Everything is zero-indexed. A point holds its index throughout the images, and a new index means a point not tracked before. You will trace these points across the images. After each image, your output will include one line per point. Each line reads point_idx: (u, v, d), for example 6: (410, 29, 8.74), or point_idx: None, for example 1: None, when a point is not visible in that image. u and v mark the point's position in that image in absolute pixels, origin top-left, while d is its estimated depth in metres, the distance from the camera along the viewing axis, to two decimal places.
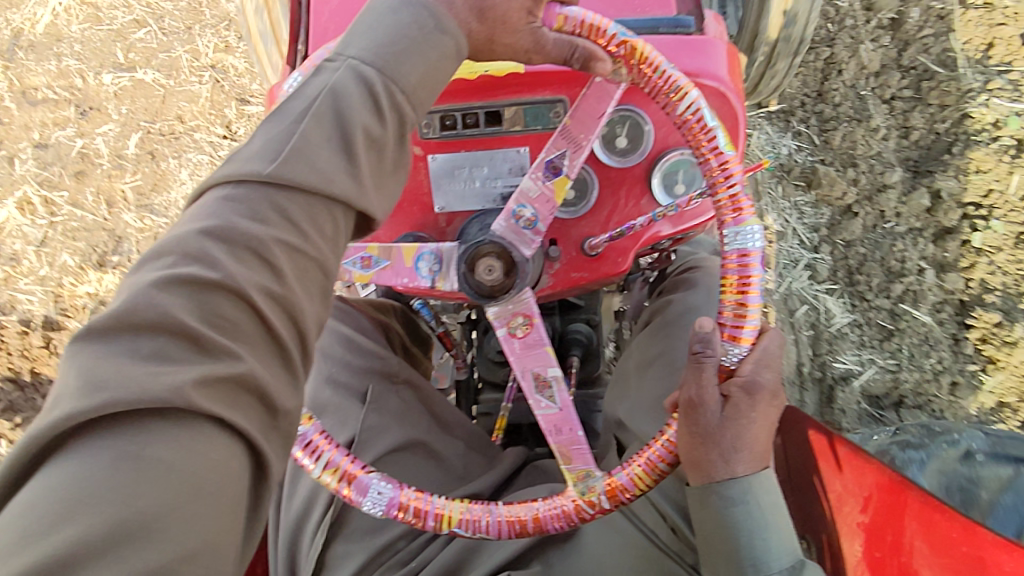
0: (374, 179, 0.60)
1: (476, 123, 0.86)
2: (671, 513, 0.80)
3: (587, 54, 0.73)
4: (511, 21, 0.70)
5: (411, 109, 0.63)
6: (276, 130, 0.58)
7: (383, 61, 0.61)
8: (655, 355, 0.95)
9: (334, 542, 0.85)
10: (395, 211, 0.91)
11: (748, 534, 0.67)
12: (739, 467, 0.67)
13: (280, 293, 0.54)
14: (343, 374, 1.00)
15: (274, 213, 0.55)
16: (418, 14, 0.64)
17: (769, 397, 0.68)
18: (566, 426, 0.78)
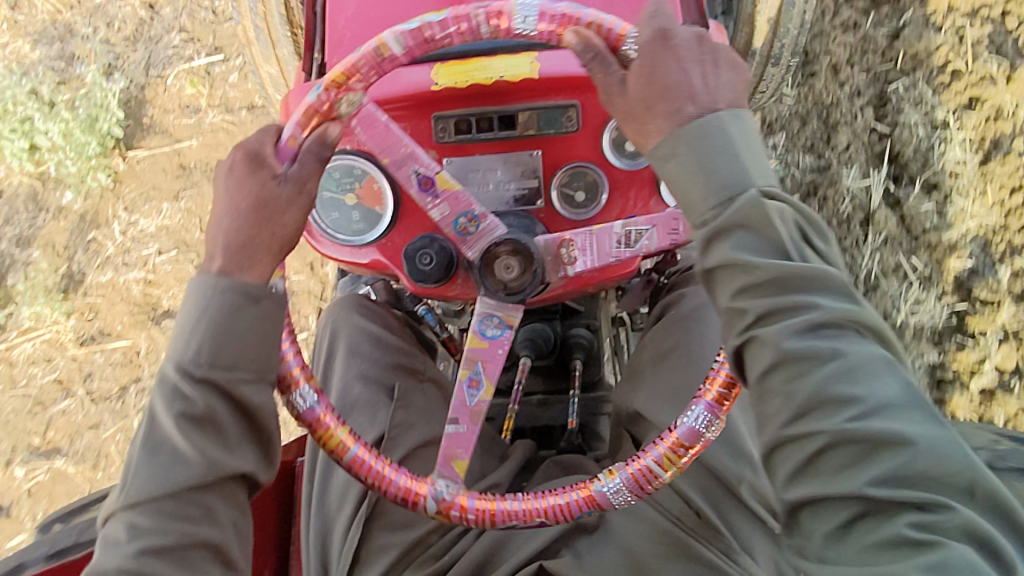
0: (218, 448, 0.71)
1: (490, 127, 0.88)
2: (695, 498, 0.81)
3: (319, 141, 0.76)
4: (270, 205, 0.75)
5: (227, 368, 0.71)
6: (132, 466, 0.72)
7: (191, 348, 0.71)
8: (668, 349, 0.96)
9: (365, 539, 0.86)
10: (406, 213, 0.94)
11: (712, 182, 0.64)
12: (682, 116, 0.66)
13: (162, 558, 0.69)
14: (372, 369, 1.01)
15: (165, 498, 0.70)
16: (192, 315, 0.72)
17: (659, 38, 0.68)
18: (670, 223, 0.83)
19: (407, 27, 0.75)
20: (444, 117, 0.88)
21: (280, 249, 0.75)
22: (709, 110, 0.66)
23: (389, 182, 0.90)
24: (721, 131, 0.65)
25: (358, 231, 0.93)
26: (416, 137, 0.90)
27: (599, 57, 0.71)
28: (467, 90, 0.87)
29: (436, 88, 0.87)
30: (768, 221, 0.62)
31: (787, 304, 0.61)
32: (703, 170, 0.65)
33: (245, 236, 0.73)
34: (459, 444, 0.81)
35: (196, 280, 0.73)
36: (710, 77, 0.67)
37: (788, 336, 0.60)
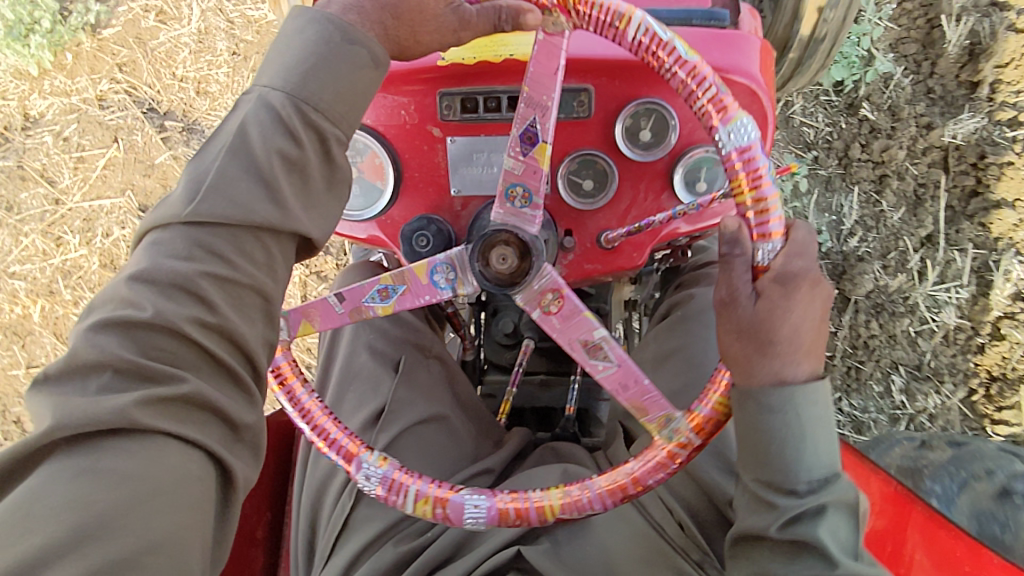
0: (300, 201, 0.61)
1: (498, 108, 0.84)
2: (679, 509, 0.82)
3: (513, 12, 0.69)
4: (428, 6, 0.69)
5: (331, 125, 0.63)
6: (197, 170, 0.60)
7: (298, 81, 0.62)
8: (673, 349, 0.94)
9: (350, 515, 0.87)
10: (410, 190, 0.90)
11: (800, 455, 0.65)
12: (795, 369, 0.64)
13: (215, 323, 0.56)
14: (380, 342, 1.00)
15: (202, 251, 0.57)
16: (323, 30, 0.64)
17: (810, 279, 0.65)
18: (631, 380, 0.75)
19: (658, 34, 0.67)
20: (450, 94, 0.84)
21: (405, 53, 0.70)
22: (812, 376, 0.65)
23: (390, 159, 0.87)
24: (810, 402, 0.64)
25: (356, 207, 0.90)
26: (419, 114, 0.86)
27: (745, 257, 0.64)
28: (473, 67, 0.83)
29: (440, 62, 0.84)
30: (853, 502, 0.66)
31: (829, 531, 0.64)
32: (800, 436, 0.64)
33: (378, 11, 0.67)
34: (321, 312, 0.80)
35: (312, 12, 0.65)
36: (821, 336, 0.66)
37: (826, 552, 0.64)
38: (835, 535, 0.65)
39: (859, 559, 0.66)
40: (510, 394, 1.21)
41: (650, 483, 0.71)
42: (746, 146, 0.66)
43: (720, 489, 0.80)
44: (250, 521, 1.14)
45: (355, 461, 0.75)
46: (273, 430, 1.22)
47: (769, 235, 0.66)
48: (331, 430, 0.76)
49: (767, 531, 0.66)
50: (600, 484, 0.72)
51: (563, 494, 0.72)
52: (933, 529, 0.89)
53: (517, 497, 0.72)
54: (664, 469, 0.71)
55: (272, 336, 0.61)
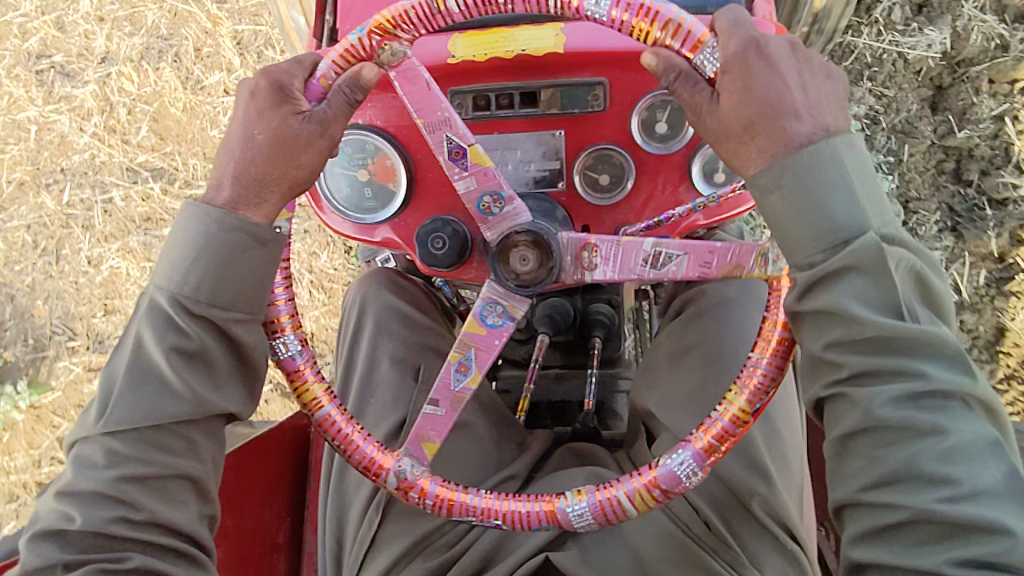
0: (202, 387, 0.70)
1: (511, 105, 0.82)
2: (704, 507, 0.80)
3: (353, 81, 0.72)
4: (285, 136, 0.72)
5: (222, 309, 0.69)
6: (105, 382, 0.70)
7: (181, 278, 0.69)
8: (689, 346, 0.93)
9: (379, 525, 0.86)
10: (421, 194, 0.89)
11: (813, 226, 0.62)
12: (788, 134, 0.64)
13: (143, 517, 0.68)
14: (399, 348, 0.99)
15: (118, 455, 0.68)
16: (195, 227, 0.70)
17: (753, 48, 0.65)
18: (708, 255, 0.74)
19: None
20: (461, 93, 0.82)
21: (293, 187, 0.73)
22: (816, 130, 0.64)
23: (403, 160, 0.86)
24: (833, 160, 0.62)
25: (370, 210, 0.89)
26: None
27: (683, 74, 0.68)
28: (485, 64, 0.80)
29: (451, 60, 0.81)
30: (888, 267, 0.60)
31: (854, 296, 0.60)
32: (808, 207, 0.62)
33: (246, 166, 0.72)
34: (432, 426, 0.77)
35: (194, 205, 0.71)
36: (804, 87, 0.65)
37: (851, 317, 0.60)
38: (866, 297, 0.60)
39: (906, 317, 0.60)
40: (526, 392, 1.20)
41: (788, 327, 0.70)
42: None
43: (746, 485, 0.79)
44: (269, 528, 1.15)
45: (555, 511, 0.72)
46: (287, 434, 1.20)
47: (701, 42, 0.68)
48: (471, 503, 0.74)
49: (793, 306, 0.64)
50: (744, 384, 0.71)
51: (741, 393, 0.71)
52: None
53: (703, 436, 0.71)
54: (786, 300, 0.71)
55: (207, 507, 0.73)
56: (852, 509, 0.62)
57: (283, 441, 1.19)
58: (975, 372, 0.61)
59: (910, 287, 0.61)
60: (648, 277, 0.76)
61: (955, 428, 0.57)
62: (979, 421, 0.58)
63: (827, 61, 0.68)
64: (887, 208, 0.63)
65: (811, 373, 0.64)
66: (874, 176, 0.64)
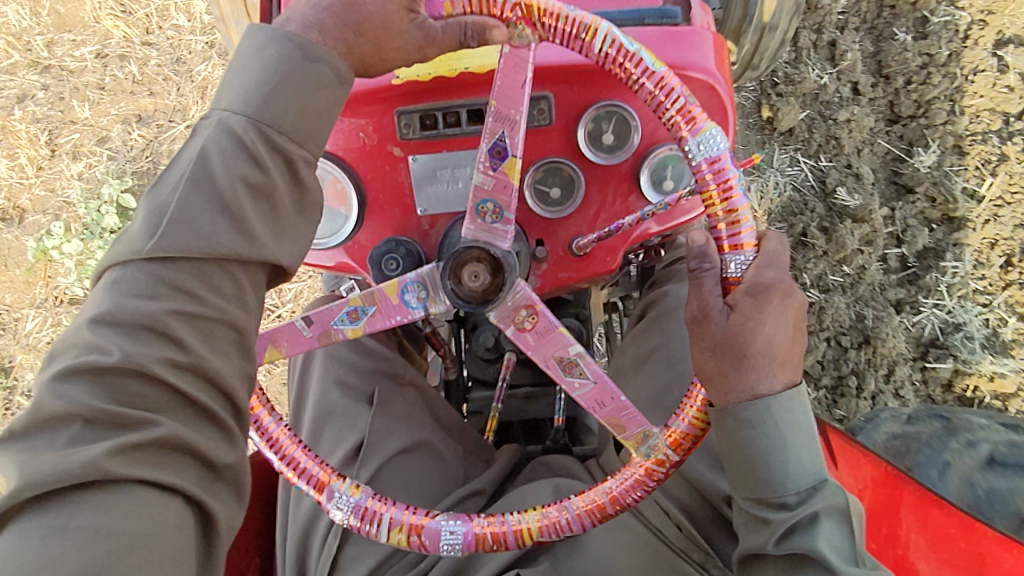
0: (269, 228, 0.58)
1: (457, 122, 0.83)
2: (675, 512, 0.82)
3: (479, 28, 0.68)
4: (392, 23, 0.67)
5: (297, 145, 0.60)
6: (155, 202, 0.56)
7: (260, 103, 0.58)
8: (650, 350, 0.94)
9: (341, 548, 0.85)
10: (373, 214, 0.88)
11: (783, 471, 0.65)
12: (772, 382, 0.65)
13: (190, 363, 0.53)
14: (351, 376, 0.98)
15: (166, 287, 0.54)
16: (284, 48, 0.60)
17: (780, 291, 0.66)
18: (606, 398, 0.75)
19: (625, 46, 0.66)
20: (408, 112, 0.83)
21: (369, 70, 0.68)
22: (790, 386, 0.66)
23: (354, 183, 0.86)
24: (805, 414, 0.66)
25: (323, 233, 0.88)
26: (378, 134, 0.84)
27: (712, 272, 0.66)
28: (430, 82, 0.81)
29: (395, 81, 0.81)
30: (842, 510, 0.66)
31: (826, 542, 0.64)
32: (784, 444, 0.64)
33: (341, 30, 0.64)
34: (288, 336, 0.77)
35: (268, 31, 0.61)
36: (796, 343, 0.67)
37: (824, 565, 0.63)
38: (834, 543, 0.64)
39: (859, 563, 0.65)
40: (494, 410, 1.19)
41: (629, 500, 0.72)
42: (718, 155, 0.66)
43: (714, 487, 0.79)
44: (239, 564, 1.11)
45: (327, 491, 0.74)
46: (255, 470, 1.18)
47: (743, 245, 0.66)
48: (301, 460, 0.74)
49: (766, 547, 0.66)
50: (642, 460, 0.72)
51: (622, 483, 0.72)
52: (925, 509, 0.89)
53: (500, 522, 0.72)
54: (642, 486, 0.71)
55: (250, 367, 0.58)
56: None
57: (249, 476, 1.16)
58: None
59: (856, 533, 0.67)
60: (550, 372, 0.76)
61: None
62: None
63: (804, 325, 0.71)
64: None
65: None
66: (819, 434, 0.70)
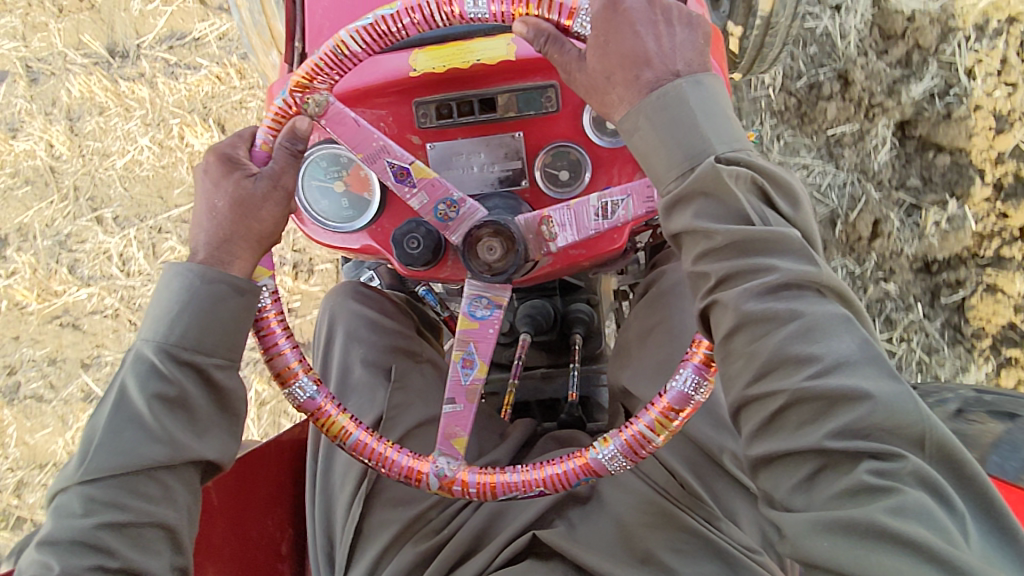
0: (188, 431, 0.75)
1: (471, 111, 0.89)
2: (680, 469, 0.86)
3: (290, 137, 0.80)
4: (240, 195, 0.80)
5: (205, 355, 0.76)
6: (88, 438, 0.75)
7: (167, 329, 0.75)
8: (655, 325, 0.98)
9: (369, 514, 0.91)
10: (396, 198, 0.95)
11: (667, 156, 0.71)
12: (641, 82, 0.73)
13: (117, 565, 0.71)
14: (372, 353, 1.04)
15: (99, 504, 0.72)
16: (179, 283, 0.76)
17: (610, 8, 0.73)
18: (646, 191, 0.84)
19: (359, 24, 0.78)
20: (424, 103, 0.89)
21: (258, 241, 0.80)
22: (662, 84, 0.72)
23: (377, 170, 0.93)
24: (681, 100, 0.70)
25: (347, 219, 0.95)
26: (399, 125, 0.90)
27: (553, 38, 0.77)
28: (447, 74, 0.88)
29: (415, 73, 0.88)
30: (724, 186, 0.67)
31: (702, 216, 0.68)
32: (662, 138, 0.71)
33: (218, 225, 0.79)
34: (455, 423, 0.83)
35: (171, 268, 0.77)
36: (661, 40, 0.73)
37: (704, 233, 0.68)
38: (715, 216, 0.68)
39: (758, 224, 0.67)
40: (511, 388, 1.26)
41: None
42: None
43: (715, 444, 0.84)
44: (273, 539, 1.19)
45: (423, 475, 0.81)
46: (287, 450, 1.25)
47: (575, 9, 0.76)
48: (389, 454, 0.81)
49: (670, 236, 0.72)
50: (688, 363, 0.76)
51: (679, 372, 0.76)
52: None
53: (627, 430, 0.78)
54: (704, 379, 0.75)
55: (179, 558, 0.76)
56: (746, 408, 0.67)
57: (283, 454, 1.23)
58: (822, 263, 0.67)
59: (756, 201, 0.68)
60: (604, 228, 0.84)
61: (877, 392, 0.60)
62: (832, 305, 0.65)
63: (686, 8, 0.74)
64: (733, 138, 0.70)
65: (693, 289, 0.71)
66: (723, 105, 0.71)
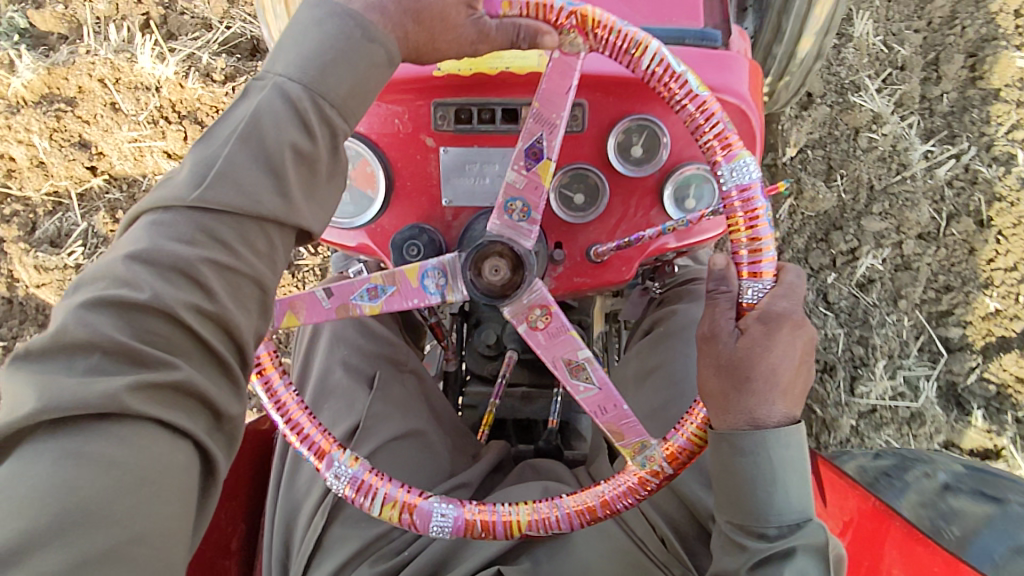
0: (306, 194, 0.60)
1: (492, 120, 0.85)
2: (660, 524, 0.85)
3: (531, 33, 0.70)
4: (451, 16, 0.67)
5: (343, 121, 0.61)
6: (204, 152, 0.57)
7: (315, 74, 0.59)
8: (654, 366, 0.96)
9: (329, 528, 0.87)
10: (400, 200, 0.90)
11: (769, 503, 0.65)
12: (769, 410, 0.66)
13: (213, 310, 0.54)
14: (354, 357, 0.99)
15: (204, 235, 0.55)
16: (345, 24, 0.61)
17: (790, 321, 0.68)
18: (609, 404, 0.77)
19: (672, 66, 0.69)
20: (444, 104, 0.85)
21: (421, 56, 0.68)
22: (787, 418, 0.67)
23: (383, 167, 0.87)
24: (801, 458, 0.66)
25: (347, 214, 0.90)
26: (414, 122, 0.86)
27: (727, 294, 0.70)
28: (470, 78, 0.83)
29: (436, 73, 0.83)
30: (824, 540, 0.65)
31: (797, 575, 0.63)
32: (770, 478, 0.65)
33: (401, 15, 0.64)
34: (307, 305, 0.78)
35: (339, 8, 0.62)
36: (796, 378, 0.68)
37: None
38: (804, 574, 0.63)
39: None
40: (491, 406, 1.20)
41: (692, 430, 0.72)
42: (748, 183, 0.68)
43: (701, 504, 0.81)
44: (224, 532, 1.12)
45: (326, 459, 0.75)
46: (251, 438, 1.18)
47: (761, 273, 0.69)
48: (337, 455, 0.75)
49: (738, 568, 0.66)
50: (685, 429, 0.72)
51: (602, 489, 0.74)
52: (908, 545, 0.89)
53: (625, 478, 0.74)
54: (634, 494, 0.73)
55: (263, 327, 0.60)
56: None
57: (246, 443, 1.17)
58: None
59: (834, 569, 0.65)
60: (558, 374, 0.77)
61: None
62: None
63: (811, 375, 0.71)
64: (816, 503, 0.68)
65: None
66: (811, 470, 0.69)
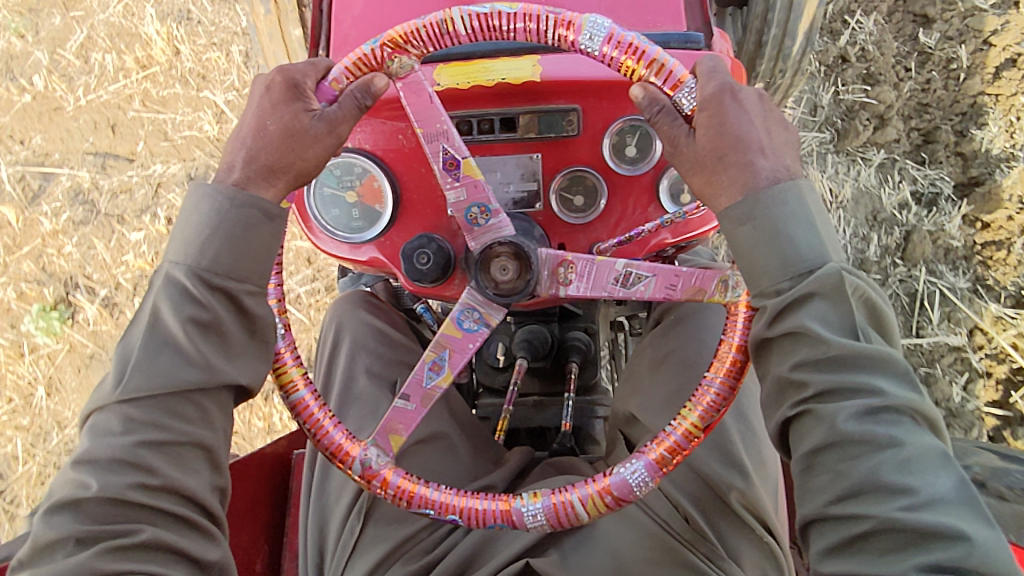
0: (219, 355, 0.72)
1: (491, 129, 0.89)
2: (685, 502, 0.84)
3: (364, 88, 0.77)
4: (297, 131, 0.77)
5: (235, 282, 0.73)
6: (120, 359, 0.71)
7: (199, 252, 0.72)
8: (667, 353, 0.98)
9: (361, 531, 0.88)
10: (408, 214, 0.94)
11: (780, 254, 0.67)
12: (755, 168, 0.70)
13: (159, 483, 0.68)
14: (378, 366, 1.02)
15: (136, 423, 0.69)
16: (213, 203, 0.73)
17: (727, 92, 0.71)
18: (675, 279, 0.80)
19: (479, 11, 0.76)
20: None
21: (298, 177, 0.77)
22: (777, 174, 0.70)
23: (389, 181, 0.91)
24: (800, 199, 0.68)
25: (357, 230, 0.93)
26: (416, 138, 0.90)
27: (666, 110, 0.74)
28: (467, 91, 0.87)
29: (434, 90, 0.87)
30: (845, 292, 0.65)
31: (816, 318, 0.65)
32: (773, 236, 0.68)
33: (256, 156, 0.76)
34: (400, 420, 0.82)
35: (204, 186, 0.74)
36: (769, 131, 0.72)
37: (816, 335, 0.64)
38: (825, 321, 0.65)
39: (861, 338, 0.65)
40: (506, 412, 1.20)
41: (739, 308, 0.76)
42: (609, 33, 0.75)
43: (727, 482, 0.83)
44: (245, 553, 1.13)
45: (513, 510, 0.76)
46: (267, 463, 1.20)
47: (681, 81, 0.74)
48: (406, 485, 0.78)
49: (763, 332, 0.68)
50: (716, 374, 0.76)
51: (695, 409, 0.75)
52: None
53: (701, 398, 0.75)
54: (736, 367, 0.75)
55: (218, 478, 0.74)
56: (820, 524, 0.64)
57: (263, 468, 1.19)
58: (923, 391, 0.65)
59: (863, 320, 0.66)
60: (619, 295, 0.81)
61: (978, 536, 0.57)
62: (927, 436, 0.62)
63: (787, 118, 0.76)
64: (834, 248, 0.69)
65: (777, 395, 0.67)
66: (828, 221, 0.70)
